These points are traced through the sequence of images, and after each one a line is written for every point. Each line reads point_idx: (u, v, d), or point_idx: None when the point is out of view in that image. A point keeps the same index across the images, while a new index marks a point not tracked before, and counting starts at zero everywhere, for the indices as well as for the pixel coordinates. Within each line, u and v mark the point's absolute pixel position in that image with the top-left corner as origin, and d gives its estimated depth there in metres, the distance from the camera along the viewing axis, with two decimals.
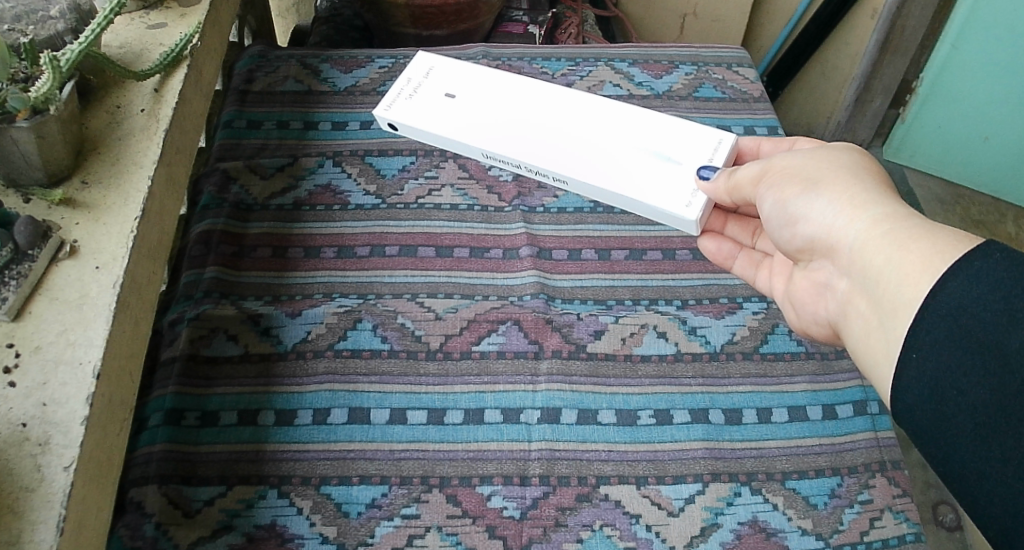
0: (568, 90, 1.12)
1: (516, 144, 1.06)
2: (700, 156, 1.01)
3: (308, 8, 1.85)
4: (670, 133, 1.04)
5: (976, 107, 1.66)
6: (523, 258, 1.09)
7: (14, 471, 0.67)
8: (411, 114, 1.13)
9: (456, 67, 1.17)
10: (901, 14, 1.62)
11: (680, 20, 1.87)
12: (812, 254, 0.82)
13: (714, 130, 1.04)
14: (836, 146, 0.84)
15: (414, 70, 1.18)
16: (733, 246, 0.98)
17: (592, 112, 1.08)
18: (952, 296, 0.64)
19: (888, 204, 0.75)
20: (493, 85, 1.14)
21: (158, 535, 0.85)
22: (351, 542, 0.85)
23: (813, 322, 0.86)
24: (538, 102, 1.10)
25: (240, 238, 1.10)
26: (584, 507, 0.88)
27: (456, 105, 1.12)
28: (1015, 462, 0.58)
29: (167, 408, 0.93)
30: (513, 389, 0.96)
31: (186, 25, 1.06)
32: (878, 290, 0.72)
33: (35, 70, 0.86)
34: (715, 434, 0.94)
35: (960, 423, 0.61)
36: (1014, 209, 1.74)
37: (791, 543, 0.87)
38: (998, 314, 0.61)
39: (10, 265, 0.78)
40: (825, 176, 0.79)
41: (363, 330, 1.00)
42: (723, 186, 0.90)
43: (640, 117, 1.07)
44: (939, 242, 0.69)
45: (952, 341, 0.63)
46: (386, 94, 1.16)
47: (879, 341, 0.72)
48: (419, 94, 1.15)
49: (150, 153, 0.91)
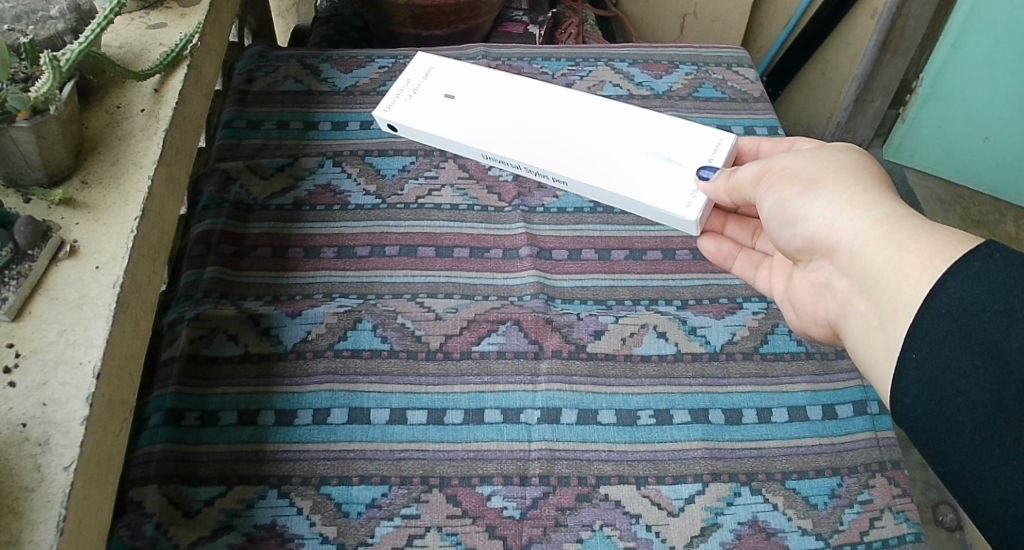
0: (568, 90, 1.12)
1: (516, 145, 1.06)
2: (700, 156, 1.01)
3: (308, 8, 1.85)
4: (670, 134, 1.04)
5: (976, 107, 1.66)
6: (523, 258, 1.09)
7: (14, 471, 0.67)
8: (410, 115, 1.13)
9: (455, 67, 1.17)
10: (900, 14, 1.63)
11: (680, 20, 1.87)
12: (812, 254, 0.82)
13: (714, 130, 1.04)
14: (837, 146, 0.84)
15: (414, 70, 1.18)
16: (733, 246, 0.98)
17: (591, 113, 1.08)
18: (952, 297, 0.64)
19: (887, 204, 0.75)
20: (492, 86, 1.14)
21: (158, 536, 0.85)
22: (350, 542, 0.85)
23: (813, 322, 0.86)
24: (538, 103, 1.10)
25: (240, 238, 1.10)
26: (585, 507, 0.88)
27: (456, 106, 1.12)
28: (1014, 462, 0.58)
29: (167, 408, 0.93)
30: (513, 389, 0.96)
31: (186, 25, 1.06)
32: (877, 290, 0.72)
33: (35, 70, 0.86)
34: (715, 434, 0.94)
35: (960, 423, 0.61)
36: (1014, 210, 1.74)
37: (791, 543, 0.87)
38: (998, 314, 0.61)
39: (10, 265, 0.78)
40: (825, 176, 0.79)
41: (363, 330, 1.00)
42: (722, 187, 0.90)
43: (640, 117, 1.07)
44: (938, 243, 0.69)
45: (951, 341, 0.63)
46: (386, 95, 1.16)
47: (879, 341, 0.72)
48: (418, 95, 1.15)
49: (150, 153, 0.91)
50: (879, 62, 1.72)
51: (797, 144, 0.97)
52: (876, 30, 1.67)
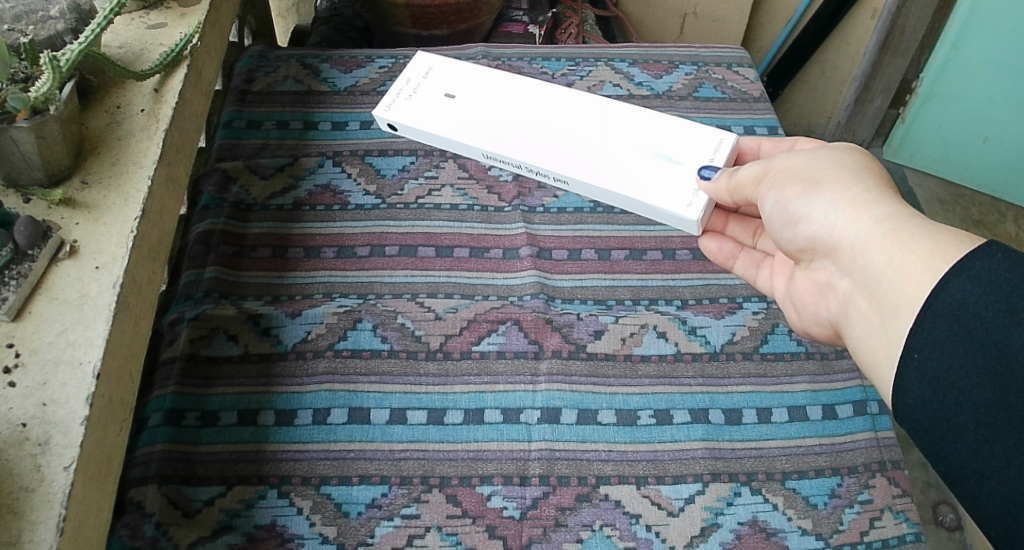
0: (568, 90, 1.12)
1: (516, 145, 1.07)
2: (701, 156, 1.01)
3: (308, 8, 1.85)
4: (670, 133, 1.04)
5: (977, 107, 1.66)
6: (523, 258, 1.09)
7: (14, 471, 0.67)
8: (410, 114, 1.13)
9: (456, 67, 1.17)
10: (901, 14, 1.63)
11: (680, 20, 1.87)
12: (814, 253, 0.82)
13: (714, 130, 1.05)
14: (838, 146, 0.84)
15: (414, 70, 1.18)
16: (735, 246, 0.98)
17: (591, 113, 1.08)
18: (953, 295, 0.64)
19: (889, 204, 0.75)
20: (493, 85, 1.14)
21: (158, 536, 0.85)
22: (350, 542, 0.85)
23: (814, 321, 0.86)
24: (538, 102, 1.10)
25: (240, 238, 1.10)
26: (584, 507, 0.88)
27: (456, 106, 1.12)
28: (1016, 461, 0.58)
29: (167, 408, 0.94)
30: (513, 389, 0.96)
31: (186, 25, 1.06)
32: (879, 290, 0.72)
33: (35, 70, 0.86)
34: (715, 434, 0.94)
35: (961, 423, 0.61)
36: (1014, 209, 1.74)
37: (791, 543, 0.87)
38: (999, 313, 0.61)
39: (10, 265, 0.78)
40: (827, 176, 0.79)
41: (363, 330, 1.00)
42: (724, 187, 0.90)
43: (639, 116, 1.07)
44: (941, 242, 0.69)
45: (953, 341, 0.63)
46: (386, 94, 1.15)
47: (881, 341, 0.72)
48: (418, 95, 1.15)
49: (150, 153, 0.91)
50: (879, 62, 1.72)
51: (798, 143, 0.97)
52: (876, 30, 1.67)
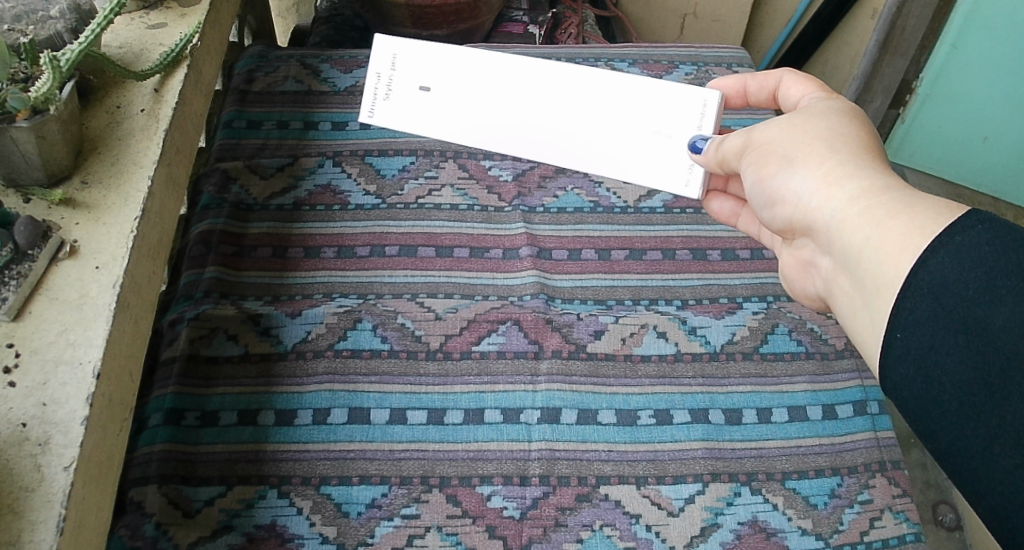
0: (538, 61, 1.00)
1: (530, 155, 0.98)
2: (691, 128, 0.93)
3: (308, 7, 1.86)
4: (657, 101, 0.96)
5: (976, 105, 1.64)
6: (523, 258, 1.09)
7: (14, 471, 0.67)
8: (395, 120, 1.01)
9: (426, 49, 1.00)
10: (900, 14, 1.66)
11: (680, 20, 1.88)
12: (796, 231, 0.81)
13: (697, 88, 0.93)
14: (816, 111, 0.80)
15: (378, 59, 1.01)
16: (738, 203, 0.97)
17: (571, 89, 1.00)
18: (934, 274, 0.63)
19: (864, 176, 0.72)
20: (476, 73, 1.00)
21: (158, 535, 0.84)
22: (350, 542, 0.85)
23: (803, 294, 0.87)
24: (528, 81, 0.99)
25: (240, 238, 1.10)
26: (585, 507, 0.88)
27: (438, 103, 0.99)
28: (1002, 439, 0.57)
29: (167, 408, 0.93)
30: (513, 389, 0.96)
31: (186, 25, 1.06)
32: (859, 268, 0.70)
33: (36, 70, 0.86)
34: (715, 434, 0.94)
35: (945, 403, 0.60)
36: (1014, 209, 1.67)
37: (791, 543, 0.87)
38: (980, 291, 0.60)
39: (10, 265, 0.78)
40: (802, 149, 0.77)
41: (363, 330, 1.00)
42: (713, 158, 0.87)
43: (616, 85, 0.97)
44: (919, 217, 0.67)
45: (934, 321, 0.62)
46: (362, 98, 1.01)
47: (866, 319, 0.71)
48: (395, 94, 1.01)
49: (150, 153, 0.91)
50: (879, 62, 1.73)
51: (787, 78, 0.91)
52: (876, 30, 1.71)
